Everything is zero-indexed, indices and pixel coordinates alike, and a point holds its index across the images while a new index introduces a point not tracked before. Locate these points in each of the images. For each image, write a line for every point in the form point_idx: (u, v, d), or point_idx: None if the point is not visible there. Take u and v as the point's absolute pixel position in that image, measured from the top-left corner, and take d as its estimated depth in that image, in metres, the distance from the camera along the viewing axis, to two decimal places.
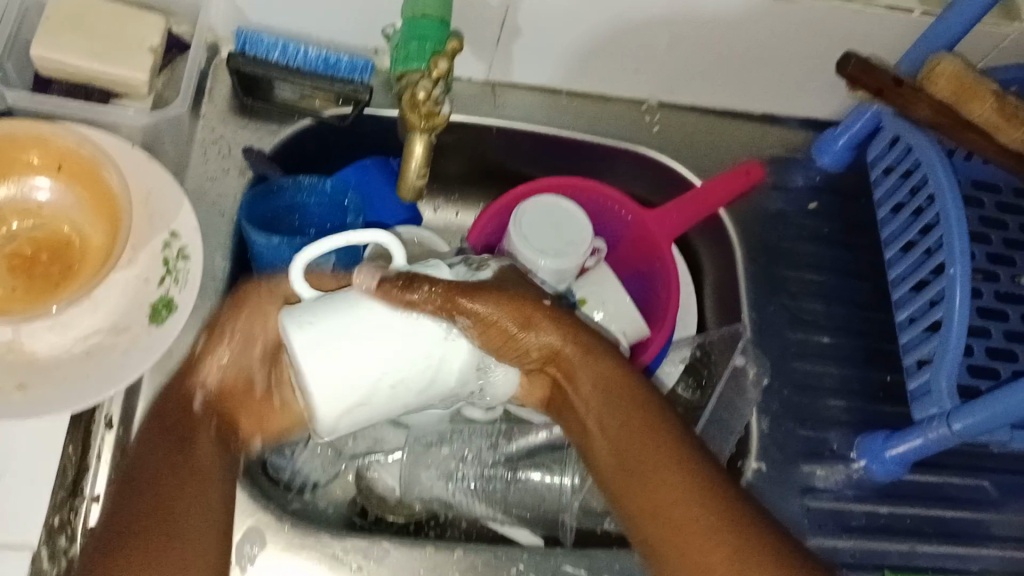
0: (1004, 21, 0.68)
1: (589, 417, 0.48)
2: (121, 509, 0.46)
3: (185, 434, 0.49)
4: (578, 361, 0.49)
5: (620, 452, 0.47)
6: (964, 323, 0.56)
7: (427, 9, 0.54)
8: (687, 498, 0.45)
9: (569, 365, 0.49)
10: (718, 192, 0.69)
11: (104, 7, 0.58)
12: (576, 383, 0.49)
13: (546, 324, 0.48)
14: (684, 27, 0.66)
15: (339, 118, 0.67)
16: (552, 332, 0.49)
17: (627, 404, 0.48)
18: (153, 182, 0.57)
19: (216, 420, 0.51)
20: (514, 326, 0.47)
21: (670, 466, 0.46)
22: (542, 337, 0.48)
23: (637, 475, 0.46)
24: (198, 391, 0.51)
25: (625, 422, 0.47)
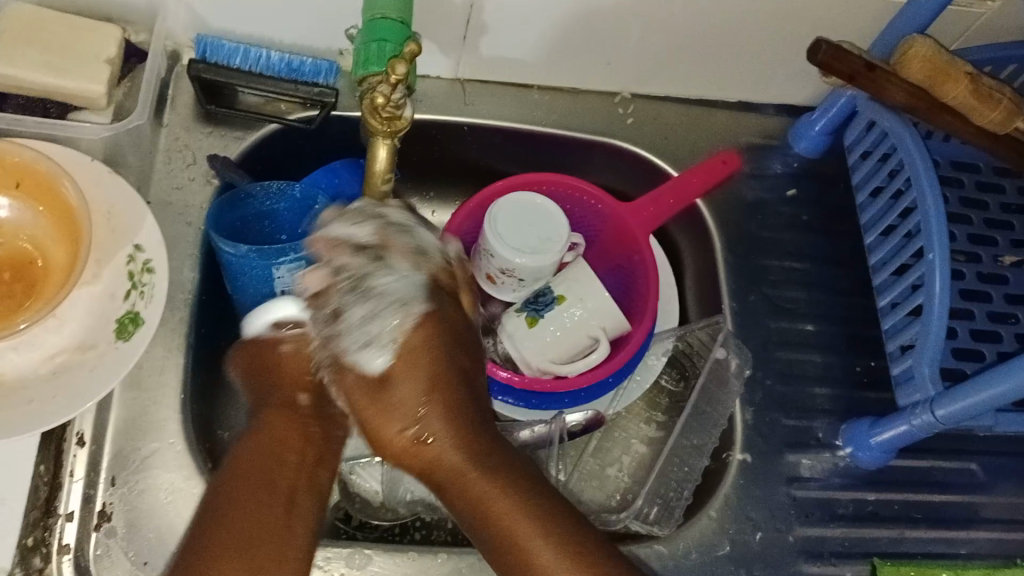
0: (978, 0, 0.67)
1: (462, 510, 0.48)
2: (224, 488, 0.48)
3: (291, 446, 0.50)
4: (453, 447, 0.48)
5: (496, 534, 0.47)
6: (946, 308, 0.55)
7: (386, 10, 0.54)
8: (550, 557, 0.46)
9: (436, 458, 0.48)
10: (695, 183, 0.67)
11: (58, 19, 0.57)
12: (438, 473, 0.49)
13: (422, 407, 0.48)
14: (653, 16, 0.65)
15: (303, 122, 0.66)
16: (432, 410, 0.48)
17: (484, 490, 0.48)
18: (116, 195, 0.56)
19: (310, 420, 0.52)
20: (377, 403, 0.49)
21: (538, 523, 0.47)
22: (402, 418, 0.49)
23: (511, 548, 0.47)
24: (303, 391, 0.53)
25: (499, 501, 0.47)
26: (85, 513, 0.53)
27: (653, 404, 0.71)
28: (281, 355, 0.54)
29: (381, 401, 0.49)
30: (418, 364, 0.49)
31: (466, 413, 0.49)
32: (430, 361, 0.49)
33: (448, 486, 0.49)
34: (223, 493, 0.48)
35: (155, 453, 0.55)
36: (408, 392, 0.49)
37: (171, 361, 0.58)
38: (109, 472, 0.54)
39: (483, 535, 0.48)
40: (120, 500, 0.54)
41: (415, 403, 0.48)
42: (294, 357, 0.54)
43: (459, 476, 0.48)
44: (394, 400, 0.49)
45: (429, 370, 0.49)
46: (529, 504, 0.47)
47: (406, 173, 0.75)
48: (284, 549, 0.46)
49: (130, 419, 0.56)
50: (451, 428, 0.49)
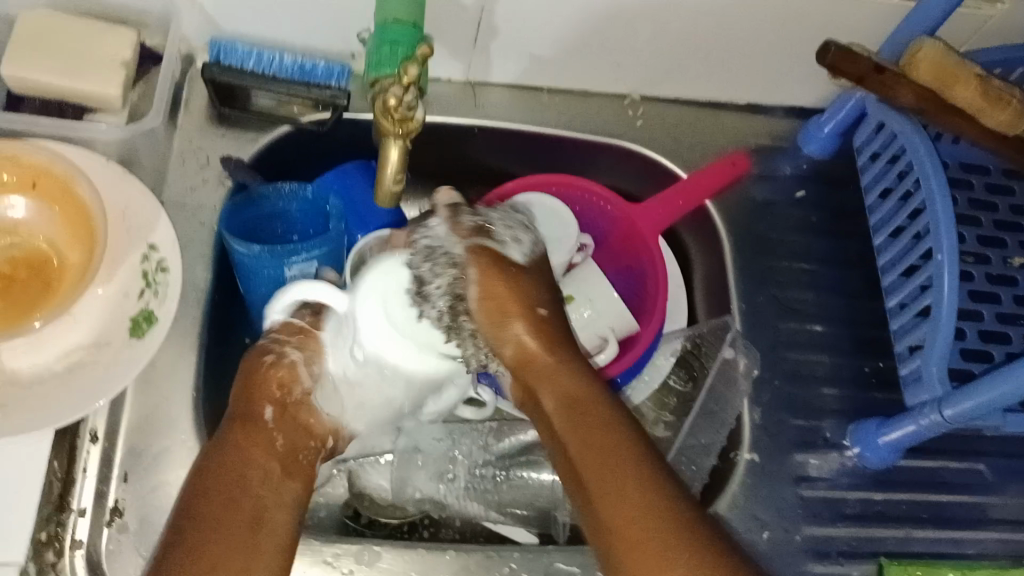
0: (987, 2, 0.67)
1: (576, 450, 0.51)
2: (191, 514, 0.48)
3: (253, 465, 0.52)
4: (544, 351, 0.53)
5: (602, 483, 0.49)
6: (954, 308, 0.56)
7: (399, 14, 0.54)
8: (643, 511, 0.48)
9: (546, 369, 0.53)
10: (705, 184, 0.69)
11: (75, 21, 0.58)
12: (528, 369, 0.54)
13: (535, 308, 0.53)
14: (662, 18, 0.65)
15: (316, 123, 0.66)
16: (547, 311, 0.54)
17: (594, 422, 0.51)
18: (131, 195, 0.57)
19: (275, 437, 0.54)
20: (496, 325, 0.52)
21: (636, 480, 0.49)
22: (518, 334, 0.53)
23: (609, 500, 0.48)
24: (269, 407, 0.55)
25: (596, 433, 0.51)
26: (99, 507, 0.54)
27: (662, 404, 0.71)
28: (262, 366, 0.56)
29: (512, 323, 0.53)
30: (530, 291, 0.53)
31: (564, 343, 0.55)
32: (529, 294, 0.53)
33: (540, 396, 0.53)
34: (186, 522, 0.48)
35: (167, 450, 0.56)
36: (517, 298, 0.52)
37: (184, 360, 0.59)
38: (122, 467, 0.55)
39: (579, 479, 0.50)
40: (131, 495, 0.55)
41: (525, 306, 0.52)
42: (279, 364, 0.55)
43: (541, 374, 0.53)
44: (509, 304, 0.52)
45: (538, 297, 0.53)
46: (621, 439, 0.51)
47: (417, 175, 0.76)
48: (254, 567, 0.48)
49: (144, 416, 0.57)
50: (541, 335, 0.54)
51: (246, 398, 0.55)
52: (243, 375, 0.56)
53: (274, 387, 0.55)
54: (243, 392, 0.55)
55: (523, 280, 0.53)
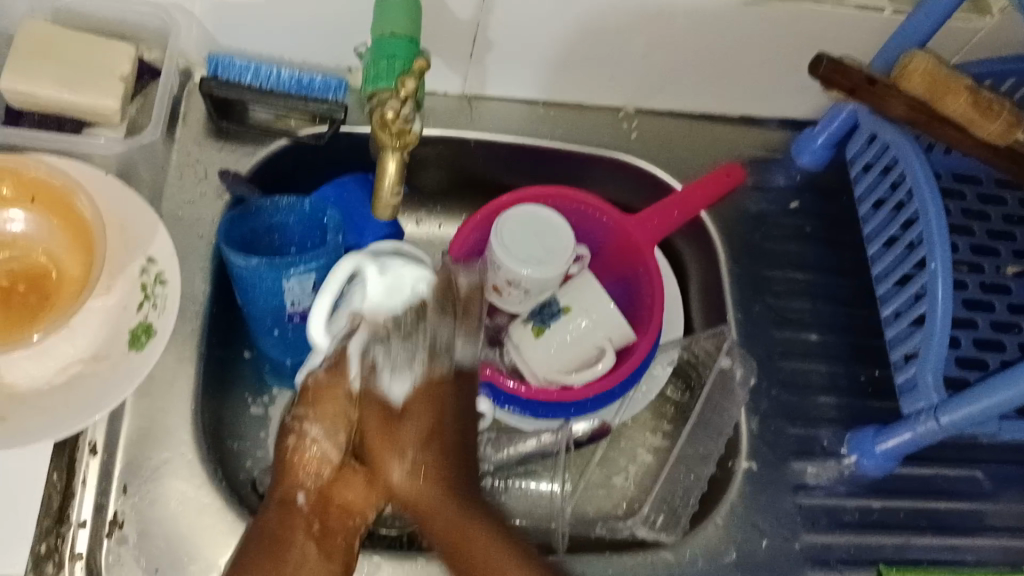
0: (975, 14, 0.68)
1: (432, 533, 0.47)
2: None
3: (292, 550, 0.47)
4: (435, 488, 0.47)
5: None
6: (948, 316, 0.56)
7: (396, 28, 0.55)
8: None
9: (428, 501, 0.47)
10: (700, 197, 0.69)
11: (75, 36, 0.58)
12: (417, 505, 0.48)
13: (418, 456, 0.47)
14: (657, 31, 0.66)
15: (314, 138, 0.67)
16: (409, 461, 0.47)
17: (489, 564, 0.47)
18: (130, 208, 0.58)
19: (311, 521, 0.48)
20: (389, 441, 0.48)
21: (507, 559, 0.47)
22: (397, 474, 0.47)
23: None
24: (299, 491, 0.49)
25: (465, 534, 0.47)
26: (98, 521, 0.53)
27: (660, 415, 0.71)
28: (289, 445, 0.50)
29: (387, 450, 0.48)
30: (424, 411, 0.48)
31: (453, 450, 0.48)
32: (428, 407, 0.48)
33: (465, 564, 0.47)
34: None
35: (166, 463, 0.56)
36: (412, 429, 0.48)
37: (182, 372, 0.59)
38: (122, 479, 0.55)
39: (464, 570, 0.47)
40: (133, 509, 0.54)
41: (399, 452, 0.47)
42: (304, 455, 0.50)
43: (428, 516, 0.47)
44: (389, 441, 0.48)
45: (421, 429, 0.48)
46: None
47: (414, 188, 0.76)
48: None
49: (143, 429, 0.57)
50: (428, 468, 0.47)
51: (282, 473, 0.50)
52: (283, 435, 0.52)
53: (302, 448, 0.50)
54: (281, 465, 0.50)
55: (415, 427, 0.48)
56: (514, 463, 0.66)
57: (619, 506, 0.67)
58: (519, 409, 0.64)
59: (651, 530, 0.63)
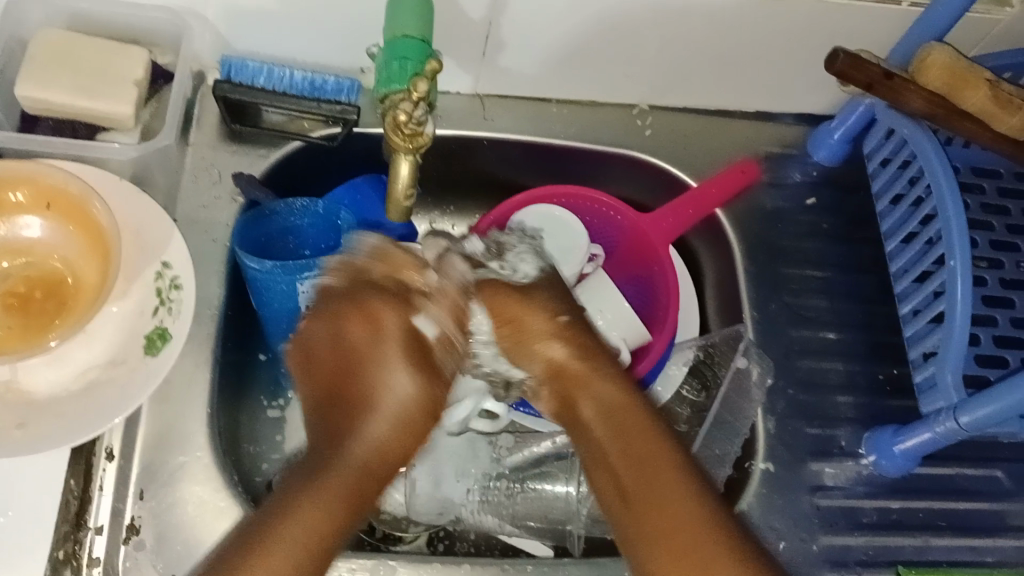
0: (996, 6, 0.66)
1: (592, 415, 0.53)
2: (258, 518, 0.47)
3: (348, 475, 0.49)
4: (581, 358, 0.55)
5: (633, 455, 0.50)
6: (968, 314, 0.55)
7: (409, 29, 0.54)
8: (669, 453, 0.50)
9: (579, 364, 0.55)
10: (715, 193, 0.68)
11: (89, 43, 0.58)
12: (575, 387, 0.54)
13: (564, 316, 0.56)
14: (671, 28, 0.65)
15: (326, 138, 0.67)
16: (568, 323, 0.56)
17: (590, 381, 0.54)
18: (144, 213, 0.58)
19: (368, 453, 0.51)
20: (523, 321, 0.55)
21: (655, 451, 0.50)
22: (547, 348, 0.55)
23: (651, 490, 0.49)
24: (368, 416, 0.52)
25: (627, 418, 0.52)
26: (116, 526, 0.54)
27: (676, 415, 0.70)
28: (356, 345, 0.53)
29: (524, 302, 0.55)
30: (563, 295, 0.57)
31: (604, 358, 0.55)
32: (574, 331, 0.56)
33: (577, 399, 0.54)
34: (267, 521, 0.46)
35: (182, 466, 0.56)
36: (549, 301, 0.56)
37: (198, 376, 0.59)
38: (138, 485, 0.55)
39: (625, 452, 0.51)
40: (149, 513, 0.55)
41: (548, 323, 0.55)
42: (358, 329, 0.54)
43: (579, 386, 0.54)
44: (529, 311, 0.55)
45: (554, 305, 0.56)
46: (662, 430, 0.51)
47: (428, 188, 0.76)
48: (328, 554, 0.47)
49: (160, 433, 0.57)
50: (573, 343, 0.55)
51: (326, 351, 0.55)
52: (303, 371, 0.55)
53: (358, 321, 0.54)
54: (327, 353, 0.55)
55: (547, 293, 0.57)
56: (529, 464, 0.66)
57: None
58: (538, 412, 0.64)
59: None
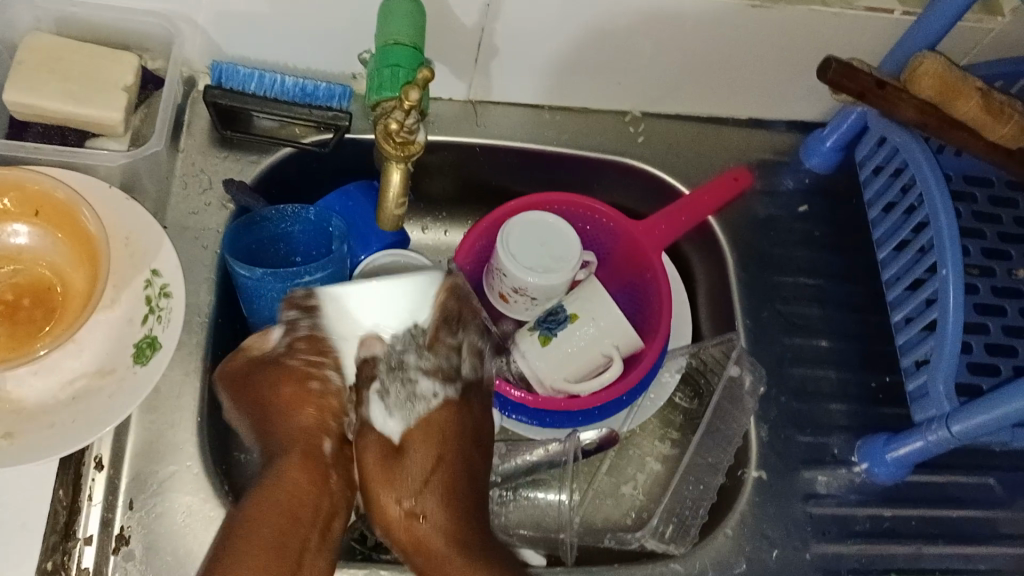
0: (987, 14, 0.66)
1: (409, 539, 0.53)
2: (222, 558, 0.49)
3: (307, 501, 0.52)
4: (452, 533, 0.53)
5: (433, 565, 0.53)
6: (960, 323, 0.55)
7: (400, 36, 0.54)
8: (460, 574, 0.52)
9: (437, 535, 0.53)
10: (706, 201, 0.68)
11: (79, 49, 0.58)
12: (427, 555, 0.53)
13: (413, 490, 0.54)
14: (664, 35, 0.65)
15: (317, 145, 0.66)
16: (427, 510, 0.54)
17: (434, 536, 0.53)
18: (134, 219, 0.57)
19: (329, 472, 0.54)
20: (389, 476, 0.53)
21: None
22: (390, 492, 0.53)
23: None
24: (334, 466, 0.54)
25: None
26: (104, 536, 0.53)
27: (668, 422, 0.71)
28: (310, 395, 0.54)
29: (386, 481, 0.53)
30: (432, 442, 0.54)
31: (471, 532, 0.54)
32: (444, 430, 0.55)
33: (429, 573, 0.53)
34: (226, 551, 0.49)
35: (172, 475, 0.56)
36: (417, 463, 0.54)
37: (188, 385, 0.59)
38: (128, 495, 0.55)
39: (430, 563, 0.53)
40: (139, 524, 0.54)
41: (410, 495, 0.54)
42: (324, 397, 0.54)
43: (432, 559, 0.53)
44: (394, 483, 0.53)
45: (421, 474, 0.54)
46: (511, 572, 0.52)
47: (420, 195, 0.76)
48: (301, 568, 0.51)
49: (148, 442, 0.56)
50: (436, 493, 0.54)
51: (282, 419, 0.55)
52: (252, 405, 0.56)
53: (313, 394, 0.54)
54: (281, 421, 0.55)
55: (422, 449, 0.54)
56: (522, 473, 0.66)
57: (628, 517, 0.67)
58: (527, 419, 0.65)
59: (660, 541, 0.61)
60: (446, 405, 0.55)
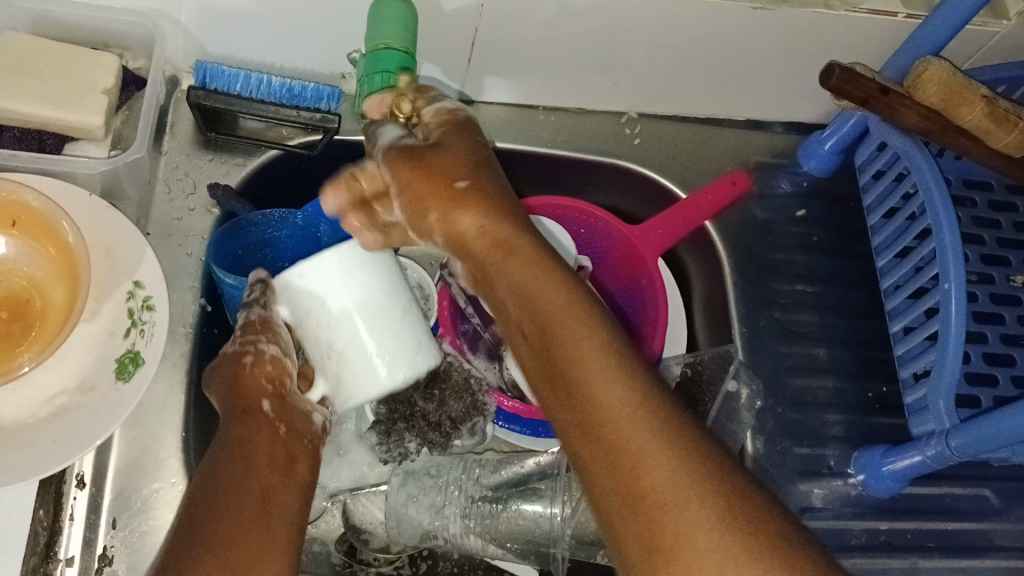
0: (993, 18, 0.65)
1: (506, 296, 0.47)
2: (202, 502, 0.44)
3: (261, 447, 0.48)
4: (535, 278, 0.46)
5: (584, 408, 0.41)
6: (961, 337, 0.54)
7: (391, 40, 0.52)
8: (621, 401, 0.40)
9: (518, 268, 0.47)
10: (704, 204, 0.67)
11: (57, 50, 0.56)
12: (530, 326, 0.45)
13: (461, 189, 0.49)
14: (663, 38, 0.63)
15: (306, 147, 0.65)
16: (475, 212, 0.49)
17: (558, 314, 0.44)
18: (113, 229, 0.55)
19: (277, 425, 0.50)
20: (428, 186, 0.49)
21: (617, 409, 0.40)
22: (453, 220, 0.49)
23: (619, 443, 0.39)
24: (281, 425, 0.50)
25: (570, 319, 0.44)
26: (87, 556, 0.53)
27: None
28: (244, 370, 0.51)
29: (454, 204, 0.49)
30: (456, 162, 0.50)
31: (562, 283, 0.46)
32: (434, 168, 0.49)
33: (565, 379, 0.42)
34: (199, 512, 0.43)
35: (158, 492, 0.55)
36: (446, 167, 0.49)
37: (173, 399, 0.58)
38: (110, 514, 0.54)
39: (567, 395, 0.42)
40: (121, 544, 0.54)
41: (456, 175, 0.49)
42: (263, 361, 0.51)
43: (517, 316, 0.46)
44: (436, 173, 0.49)
45: (472, 222, 0.49)
46: (619, 349, 0.42)
47: None
48: (269, 537, 0.44)
49: (135, 458, 0.56)
50: (514, 277, 0.47)
51: (243, 386, 0.50)
52: (219, 386, 0.51)
53: (258, 343, 0.51)
54: (233, 389, 0.50)
55: (456, 152, 0.50)
56: (511, 485, 0.65)
57: None
58: (518, 428, 0.64)
59: None
60: (393, 170, 0.50)
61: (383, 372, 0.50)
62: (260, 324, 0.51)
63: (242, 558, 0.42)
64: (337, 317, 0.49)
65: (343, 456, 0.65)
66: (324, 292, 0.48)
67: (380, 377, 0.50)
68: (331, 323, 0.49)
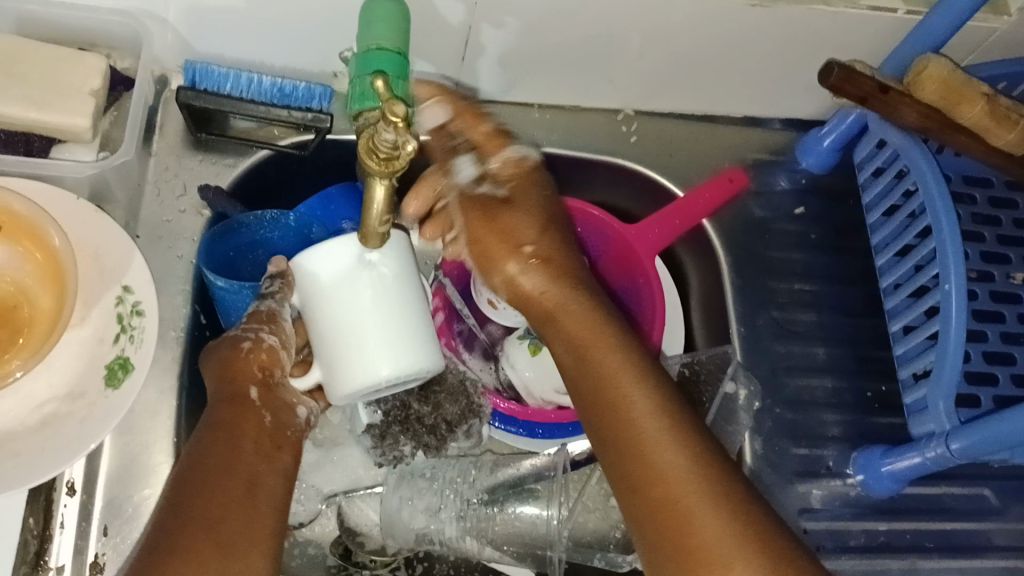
0: (992, 14, 0.64)
1: (566, 355, 0.51)
2: (184, 486, 0.44)
3: (247, 433, 0.47)
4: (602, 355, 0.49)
5: (646, 469, 0.45)
6: (962, 338, 0.54)
7: (383, 41, 0.51)
8: (682, 471, 0.44)
9: (581, 330, 0.51)
10: (700, 203, 0.66)
11: (42, 50, 0.55)
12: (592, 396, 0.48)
13: (532, 246, 0.53)
14: (659, 35, 0.62)
15: (297, 146, 0.64)
16: (530, 273, 0.52)
17: (624, 387, 0.47)
18: (101, 232, 0.54)
19: (263, 415, 0.49)
20: (496, 239, 0.53)
21: (687, 484, 0.44)
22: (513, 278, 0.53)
23: (690, 524, 0.42)
24: (267, 415, 0.49)
25: (635, 396, 0.47)
26: (78, 564, 0.52)
27: None
28: (239, 356, 0.50)
29: (512, 258, 0.53)
30: (528, 224, 0.53)
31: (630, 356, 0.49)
32: (505, 222, 0.53)
33: (626, 453, 0.46)
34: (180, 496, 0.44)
35: (149, 498, 0.55)
36: (522, 225, 0.53)
37: (164, 404, 0.57)
38: (101, 521, 0.54)
39: (624, 456, 0.46)
40: (113, 551, 0.53)
41: (527, 237, 0.53)
42: (259, 351, 0.51)
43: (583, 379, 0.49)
44: (506, 234, 0.53)
45: (535, 283, 0.52)
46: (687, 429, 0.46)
47: None
48: (251, 525, 0.44)
49: (126, 464, 0.55)
50: (577, 342, 0.50)
51: (235, 374, 0.50)
52: (212, 372, 0.51)
53: (257, 331, 0.51)
54: (226, 375, 0.50)
55: (513, 219, 0.53)
56: (512, 487, 0.64)
57: None
58: (514, 429, 0.64)
59: None
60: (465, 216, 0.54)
61: (377, 365, 0.49)
62: (263, 315, 0.52)
63: (220, 541, 0.42)
64: (334, 295, 0.49)
65: (336, 458, 0.65)
66: (328, 277, 0.49)
67: (376, 370, 0.49)
68: (330, 302, 0.49)
